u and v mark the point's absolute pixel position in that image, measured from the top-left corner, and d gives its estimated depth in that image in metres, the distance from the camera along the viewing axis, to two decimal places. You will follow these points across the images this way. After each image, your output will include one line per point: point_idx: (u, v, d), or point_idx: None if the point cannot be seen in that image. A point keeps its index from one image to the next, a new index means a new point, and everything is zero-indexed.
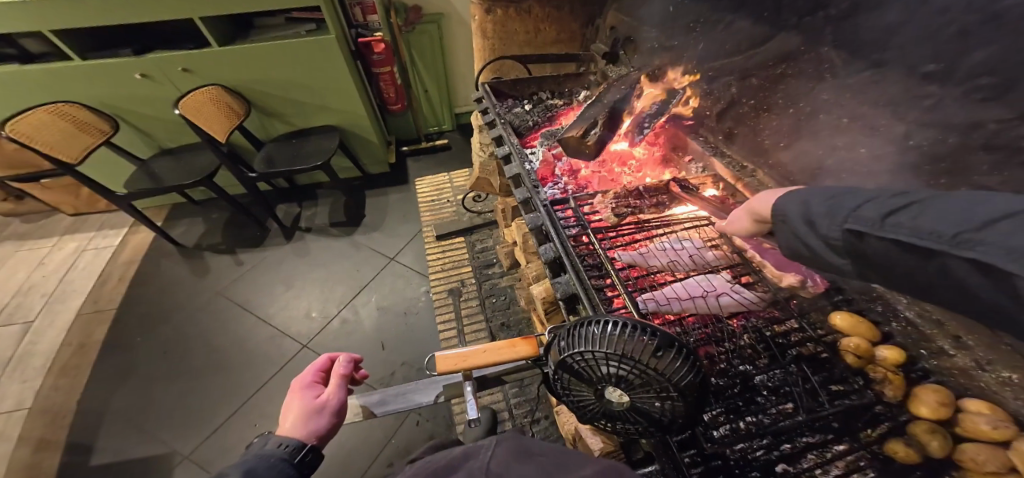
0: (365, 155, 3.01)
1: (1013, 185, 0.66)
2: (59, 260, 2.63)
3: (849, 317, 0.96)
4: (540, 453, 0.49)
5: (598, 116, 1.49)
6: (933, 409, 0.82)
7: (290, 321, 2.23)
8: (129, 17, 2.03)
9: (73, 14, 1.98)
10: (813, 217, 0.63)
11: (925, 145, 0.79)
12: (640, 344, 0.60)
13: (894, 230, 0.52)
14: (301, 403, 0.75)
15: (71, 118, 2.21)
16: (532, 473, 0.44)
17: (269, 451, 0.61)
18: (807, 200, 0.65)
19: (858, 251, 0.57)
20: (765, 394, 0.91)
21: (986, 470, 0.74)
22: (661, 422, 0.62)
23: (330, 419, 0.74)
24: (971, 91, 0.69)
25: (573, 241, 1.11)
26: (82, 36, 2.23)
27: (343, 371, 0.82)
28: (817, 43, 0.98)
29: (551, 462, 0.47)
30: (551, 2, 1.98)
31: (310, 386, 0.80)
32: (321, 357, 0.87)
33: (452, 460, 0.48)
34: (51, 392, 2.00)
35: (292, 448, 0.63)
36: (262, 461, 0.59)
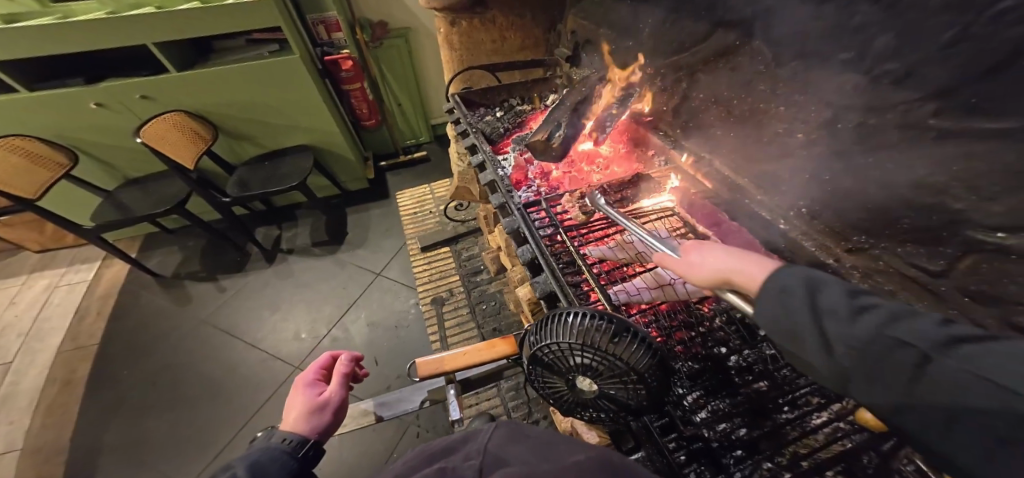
0: (343, 173, 3.02)
1: (924, 157, 0.76)
2: (30, 299, 2.54)
3: None
4: (535, 436, 0.53)
5: (563, 119, 1.56)
6: None
7: (280, 344, 2.21)
8: (78, 44, 2.00)
9: (23, 45, 1.95)
10: (834, 310, 0.50)
11: (850, 126, 0.88)
12: (599, 332, 0.64)
13: (944, 355, 0.41)
14: (304, 399, 0.80)
15: (24, 152, 2.14)
16: (528, 453, 0.48)
17: (273, 446, 0.65)
18: (827, 286, 0.52)
19: (880, 365, 0.45)
20: (739, 374, 0.99)
21: None
22: (630, 407, 0.67)
23: (330, 415, 0.79)
24: (880, 75, 0.78)
25: (547, 241, 1.16)
26: (29, 67, 2.18)
27: (344, 370, 0.88)
28: (749, 36, 1.07)
29: (542, 445, 0.51)
30: (513, 10, 2.05)
31: (312, 383, 0.85)
32: (324, 355, 0.93)
33: (451, 442, 0.53)
34: (40, 432, 1.94)
35: (295, 444, 0.67)
36: (268, 453, 0.63)
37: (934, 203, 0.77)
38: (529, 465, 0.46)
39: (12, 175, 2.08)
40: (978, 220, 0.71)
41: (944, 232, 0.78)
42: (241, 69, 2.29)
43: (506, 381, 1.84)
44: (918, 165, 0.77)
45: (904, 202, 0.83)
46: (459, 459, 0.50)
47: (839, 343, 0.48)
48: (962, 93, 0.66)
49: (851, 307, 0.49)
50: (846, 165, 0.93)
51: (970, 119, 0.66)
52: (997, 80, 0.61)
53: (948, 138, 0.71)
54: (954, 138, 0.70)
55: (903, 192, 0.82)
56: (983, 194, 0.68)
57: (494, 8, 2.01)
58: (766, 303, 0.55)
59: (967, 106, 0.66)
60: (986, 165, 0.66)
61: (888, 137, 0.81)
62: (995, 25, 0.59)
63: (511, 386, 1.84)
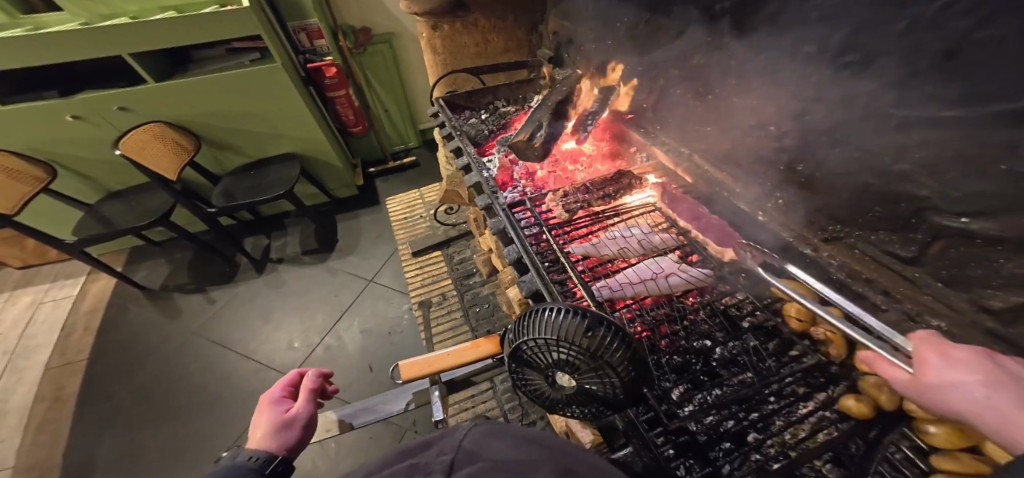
0: (332, 180, 3.01)
1: (889, 146, 0.79)
2: (13, 317, 2.49)
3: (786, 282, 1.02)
4: (512, 434, 0.51)
5: (543, 119, 1.60)
6: None
7: (273, 354, 2.19)
8: (52, 56, 1.97)
9: None
10: None
11: (818, 117, 0.91)
12: (573, 326, 0.66)
13: None
14: (270, 417, 0.80)
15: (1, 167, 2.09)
16: (501, 452, 0.48)
17: (239, 465, 0.65)
18: None
19: None
20: (723, 367, 0.97)
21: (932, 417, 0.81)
22: (609, 400, 0.67)
23: (298, 432, 0.80)
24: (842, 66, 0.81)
25: (532, 240, 1.18)
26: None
27: (313, 386, 0.89)
28: (718, 33, 1.11)
29: (516, 445, 0.49)
30: (495, 13, 2.06)
31: (279, 400, 0.86)
32: (290, 372, 0.93)
33: (426, 438, 0.53)
34: (29, 451, 1.90)
35: (261, 461, 0.67)
36: (233, 472, 0.63)
37: (901, 190, 0.80)
38: (500, 465, 0.45)
39: None
40: (943, 206, 0.74)
41: (913, 217, 0.81)
42: (222, 78, 2.27)
43: (502, 383, 1.84)
44: (883, 154, 0.80)
45: (872, 190, 0.86)
46: (431, 455, 0.49)
47: None
48: (916, 82, 0.69)
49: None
50: (816, 156, 0.96)
51: (925, 107, 0.69)
52: (946, 68, 0.64)
53: (907, 127, 0.74)
54: (913, 126, 0.73)
55: (871, 181, 0.86)
56: (945, 179, 0.71)
57: (476, 11, 2.02)
58: None
59: (920, 94, 0.69)
60: (945, 151, 0.69)
61: (853, 126, 0.84)
62: (940, 17, 0.61)
63: (506, 387, 1.84)
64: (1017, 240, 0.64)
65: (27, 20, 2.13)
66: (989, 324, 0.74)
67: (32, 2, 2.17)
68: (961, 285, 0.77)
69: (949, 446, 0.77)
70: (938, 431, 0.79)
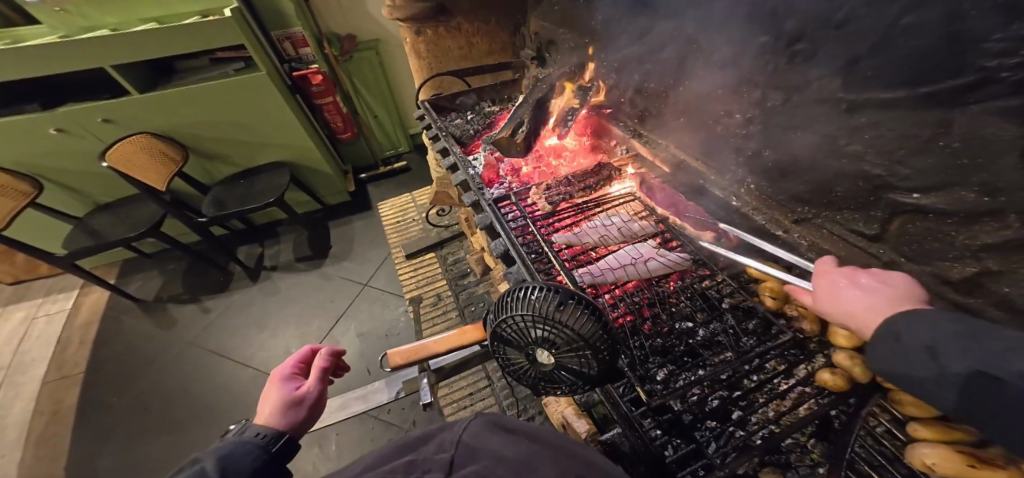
0: (323, 187, 3.04)
1: (843, 128, 0.85)
2: (8, 332, 2.48)
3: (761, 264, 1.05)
4: (512, 429, 0.53)
5: (524, 117, 1.68)
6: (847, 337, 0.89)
7: (271, 360, 2.21)
8: (27, 71, 1.98)
9: None
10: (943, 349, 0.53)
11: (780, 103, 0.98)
12: (549, 302, 0.71)
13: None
14: (280, 394, 0.82)
15: None
16: (500, 447, 0.49)
17: (247, 439, 0.67)
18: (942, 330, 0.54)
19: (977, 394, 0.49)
20: (705, 348, 0.95)
21: (907, 387, 0.81)
22: (586, 375, 0.71)
23: (305, 412, 0.82)
24: (795, 55, 0.90)
25: (517, 232, 1.22)
26: None
27: (324, 365, 0.89)
28: (686, 27, 1.19)
29: (516, 441, 0.50)
30: (478, 17, 2.12)
31: (289, 377, 0.87)
32: (303, 348, 0.95)
33: (426, 432, 0.55)
34: (31, 464, 1.90)
35: (269, 438, 0.69)
36: (242, 446, 0.65)
37: (856, 170, 0.86)
38: (498, 462, 0.47)
39: None
40: (895, 184, 0.79)
41: (873, 194, 0.85)
42: (210, 88, 2.30)
43: (499, 380, 1.85)
44: (839, 136, 0.86)
45: (832, 171, 0.92)
46: (429, 451, 0.51)
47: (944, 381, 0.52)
48: (860, 68, 0.77)
49: (958, 345, 0.52)
50: (780, 141, 1.02)
51: (871, 89, 0.76)
52: (886, 54, 0.71)
53: (857, 109, 0.80)
54: (863, 108, 0.79)
55: (830, 162, 0.91)
56: (894, 157, 0.77)
57: (458, 16, 2.07)
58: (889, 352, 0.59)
59: (865, 77, 0.77)
60: (889, 130, 0.76)
61: (809, 110, 0.91)
62: (877, 7, 0.70)
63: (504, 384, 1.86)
64: (962, 213, 0.69)
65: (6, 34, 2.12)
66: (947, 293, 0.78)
67: (13, 18, 2.19)
68: (922, 259, 0.80)
69: (922, 415, 0.77)
70: (910, 402, 0.79)
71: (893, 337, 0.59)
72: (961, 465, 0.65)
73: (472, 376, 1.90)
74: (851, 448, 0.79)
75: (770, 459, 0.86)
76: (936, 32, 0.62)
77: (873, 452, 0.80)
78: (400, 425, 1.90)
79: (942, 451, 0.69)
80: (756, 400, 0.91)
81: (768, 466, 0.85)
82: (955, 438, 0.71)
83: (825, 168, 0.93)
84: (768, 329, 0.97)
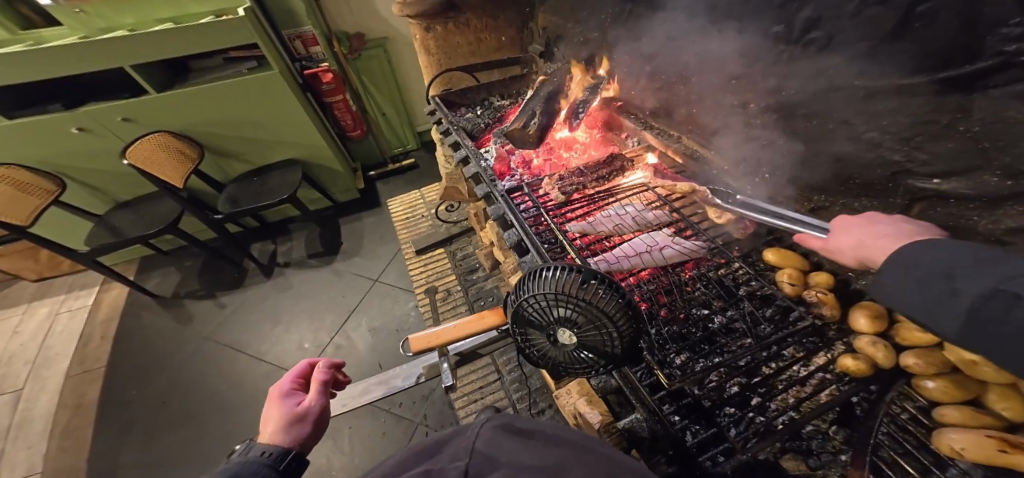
0: (333, 184, 3.07)
1: (859, 115, 0.84)
2: (34, 327, 2.56)
3: (779, 252, 1.05)
4: (533, 432, 0.50)
5: (537, 108, 1.68)
6: (868, 322, 0.90)
7: (284, 355, 2.25)
8: (48, 71, 2.03)
9: (4, 72, 1.98)
10: (956, 271, 0.51)
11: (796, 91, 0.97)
12: (571, 282, 0.71)
13: None
14: (281, 410, 0.80)
15: (9, 180, 2.13)
16: (519, 451, 0.46)
17: (253, 458, 0.65)
18: (959, 254, 0.52)
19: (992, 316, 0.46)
20: (724, 334, 0.96)
21: (932, 371, 0.81)
22: (608, 355, 0.72)
23: (310, 426, 0.79)
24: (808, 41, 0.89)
25: (531, 222, 1.23)
26: (7, 96, 2.20)
27: (323, 378, 0.88)
28: (697, 18, 1.19)
29: (538, 445, 0.48)
30: (486, 13, 2.12)
31: (289, 393, 0.85)
32: (301, 363, 0.94)
33: (440, 439, 0.52)
34: (57, 454, 1.96)
35: (275, 455, 0.68)
36: (248, 466, 0.63)
37: (875, 157, 0.85)
38: (520, 467, 0.44)
39: (5, 204, 2.09)
40: (914, 170, 0.78)
41: (890, 180, 0.84)
42: (224, 87, 2.34)
43: (510, 374, 1.87)
44: (855, 124, 0.86)
45: (849, 159, 0.91)
46: (446, 460, 0.48)
47: (954, 303, 0.50)
48: (875, 56, 0.77)
49: (976, 265, 0.50)
50: (798, 129, 1.01)
51: (888, 75, 0.76)
52: (903, 40, 0.71)
53: (873, 96, 0.80)
54: (879, 95, 0.79)
55: (847, 149, 0.91)
56: (912, 144, 0.76)
57: (467, 12, 2.07)
58: (896, 279, 0.58)
59: (882, 65, 0.76)
60: (906, 117, 0.75)
61: (824, 98, 0.91)
62: None
63: (514, 378, 1.87)
64: (982, 198, 0.69)
65: (28, 36, 2.19)
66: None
67: (33, 19, 2.25)
68: None
69: (947, 399, 0.78)
70: (937, 386, 0.79)
71: (907, 264, 0.58)
72: (993, 448, 0.66)
73: (482, 369, 1.91)
74: (876, 432, 0.79)
75: (791, 445, 0.89)
76: (953, 18, 0.63)
77: (898, 440, 0.80)
78: (412, 418, 1.92)
79: (973, 436, 0.69)
80: (774, 387, 0.92)
81: (788, 452, 0.87)
82: (981, 422, 0.73)
83: (841, 157, 0.93)
84: (787, 316, 0.97)
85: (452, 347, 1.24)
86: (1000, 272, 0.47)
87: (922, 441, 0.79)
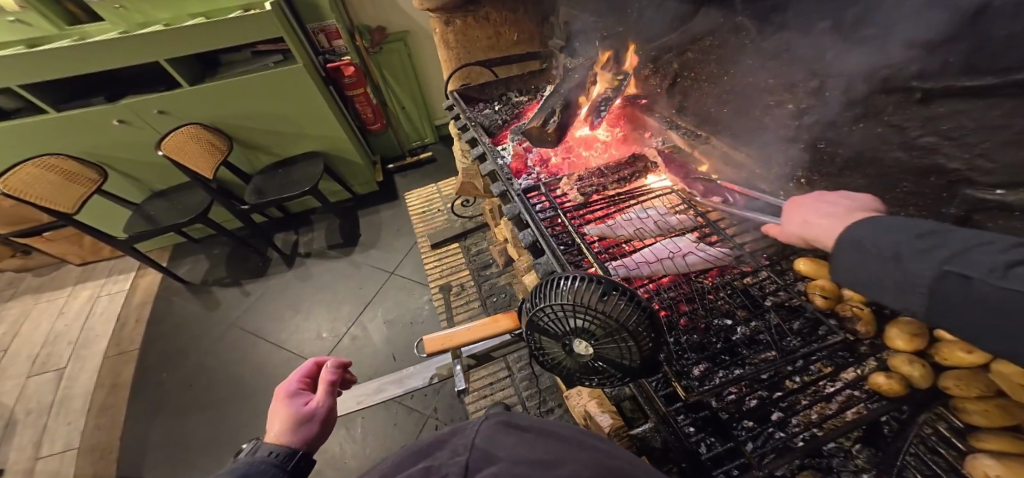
0: (353, 177, 3.12)
1: (917, 116, 0.79)
2: (76, 309, 2.72)
3: (812, 262, 0.98)
4: (529, 428, 0.50)
5: (556, 106, 1.61)
6: (906, 341, 0.84)
7: (302, 344, 2.32)
8: (93, 65, 2.12)
9: (51, 66, 2.08)
10: (902, 253, 0.54)
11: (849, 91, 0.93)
12: (589, 292, 0.69)
13: (1004, 278, 0.44)
14: (289, 410, 0.81)
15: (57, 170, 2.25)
16: (516, 446, 0.47)
17: (260, 459, 0.66)
18: (895, 233, 0.57)
19: (942, 296, 0.50)
20: (746, 347, 0.91)
21: (973, 394, 0.75)
22: (624, 367, 0.70)
23: (318, 426, 0.80)
24: (865, 39, 0.85)
25: (548, 224, 1.20)
26: (54, 89, 2.32)
27: (330, 378, 0.89)
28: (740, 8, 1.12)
29: (537, 439, 0.48)
30: (506, 6, 2.07)
31: (296, 393, 0.86)
32: (306, 363, 0.94)
33: (438, 437, 0.52)
34: (95, 430, 2.08)
35: (283, 456, 0.69)
36: (254, 467, 0.64)
37: (928, 165, 0.80)
38: (515, 461, 0.44)
39: (52, 192, 2.21)
40: (975, 179, 0.72)
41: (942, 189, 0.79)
42: (251, 81, 2.39)
43: (520, 372, 1.86)
44: (909, 127, 0.81)
45: (897, 166, 0.86)
46: (445, 456, 0.48)
47: (909, 286, 0.53)
48: (940, 55, 0.71)
49: (916, 247, 0.53)
50: (849, 130, 0.95)
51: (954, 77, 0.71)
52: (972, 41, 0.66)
53: (934, 98, 0.75)
54: (939, 98, 0.74)
55: (899, 155, 0.85)
56: (974, 151, 0.71)
57: (487, 5, 2.03)
58: (849, 262, 0.61)
59: (944, 65, 0.71)
60: (966, 125, 0.71)
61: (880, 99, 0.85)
62: None
63: (524, 375, 1.86)
64: None
65: (73, 31, 2.27)
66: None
67: (77, 14, 2.34)
68: None
69: (988, 424, 0.72)
70: (976, 409, 0.73)
71: (869, 243, 0.59)
72: None
73: (492, 366, 1.91)
74: (903, 454, 0.74)
75: (811, 463, 0.83)
76: None
77: (928, 462, 0.74)
78: (422, 411, 1.95)
79: (1012, 463, 0.64)
80: (797, 402, 0.88)
81: (807, 469, 0.81)
82: None
83: (889, 165, 0.87)
84: (815, 331, 0.91)
85: (465, 348, 1.24)
86: (940, 251, 0.51)
87: (954, 465, 0.73)
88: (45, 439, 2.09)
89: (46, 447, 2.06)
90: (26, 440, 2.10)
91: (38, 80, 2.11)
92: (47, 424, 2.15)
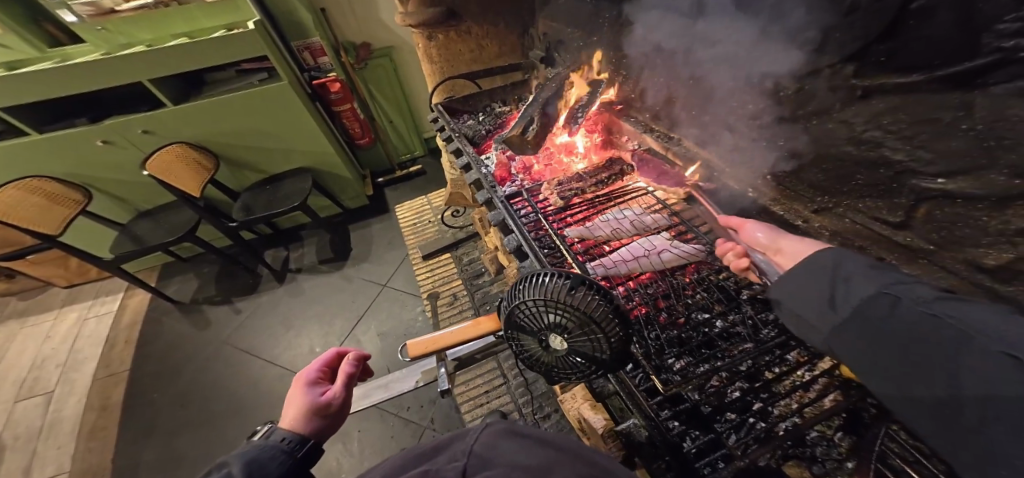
0: (343, 191, 3.14)
1: (861, 112, 0.85)
2: (64, 331, 2.67)
3: None
4: (527, 435, 0.52)
5: (534, 114, 1.67)
6: None
7: (295, 359, 2.30)
8: (71, 86, 2.12)
9: (31, 89, 2.08)
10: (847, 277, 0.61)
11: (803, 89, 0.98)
12: (559, 287, 0.73)
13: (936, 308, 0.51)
14: (305, 398, 0.81)
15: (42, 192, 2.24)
16: (516, 452, 0.48)
17: (273, 444, 0.67)
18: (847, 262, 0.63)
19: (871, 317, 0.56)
20: (724, 339, 0.94)
21: None
22: (598, 360, 0.72)
23: (330, 416, 0.81)
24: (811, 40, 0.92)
25: (530, 227, 1.24)
26: (36, 111, 2.31)
27: (349, 371, 0.88)
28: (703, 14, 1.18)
29: (537, 446, 0.50)
30: (488, 20, 2.14)
31: (314, 382, 0.86)
32: (329, 352, 0.93)
33: (440, 441, 0.54)
34: (85, 454, 2.03)
35: (294, 443, 0.70)
36: (267, 451, 0.65)
37: (877, 157, 0.84)
38: (514, 467, 0.46)
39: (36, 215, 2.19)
40: (919, 170, 0.76)
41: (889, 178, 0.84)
42: (235, 99, 2.41)
43: (516, 378, 1.87)
44: (855, 123, 0.87)
45: (851, 160, 0.91)
46: (444, 460, 0.50)
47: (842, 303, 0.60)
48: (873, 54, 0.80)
49: (865, 273, 0.60)
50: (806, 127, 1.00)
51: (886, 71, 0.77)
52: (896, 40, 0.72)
53: (872, 95, 0.81)
54: (878, 93, 0.80)
55: (848, 149, 0.90)
56: (914, 142, 0.76)
57: (468, 20, 2.09)
58: (799, 278, 0.67)
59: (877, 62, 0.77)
60: (903, 117, 0.76)
61: (829, 96, 0.91)
62: None
63: (520, 382, 1.87)
64: (994, 197, 0.66)
65: (54, 53, 2.28)
66: (987, 283, 0.70)
67: (59, 37, 2.34)
68: (952, 247, 0.75)
69: None
70: None
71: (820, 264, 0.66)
72: None
73: (487, 374, 1.92)
74: (881, 441, 0.78)
75: (794, 453, 0.87)
76: None
77: (910, 448, 0.77)
78: (419, 422, 1.94)
79: None
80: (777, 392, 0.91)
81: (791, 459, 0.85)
82: None
83: (844, 159, 0.92)
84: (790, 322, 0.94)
85: (449, 352, 1.24)
86: (884, 280, 0.57)
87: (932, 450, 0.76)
88: (33, 465, 2.03)
89: (35, 471, 2.00)
90: (14, 466, 2.04)
91: (21, 102, 2.11)
92: (36, 449, 2.10)
